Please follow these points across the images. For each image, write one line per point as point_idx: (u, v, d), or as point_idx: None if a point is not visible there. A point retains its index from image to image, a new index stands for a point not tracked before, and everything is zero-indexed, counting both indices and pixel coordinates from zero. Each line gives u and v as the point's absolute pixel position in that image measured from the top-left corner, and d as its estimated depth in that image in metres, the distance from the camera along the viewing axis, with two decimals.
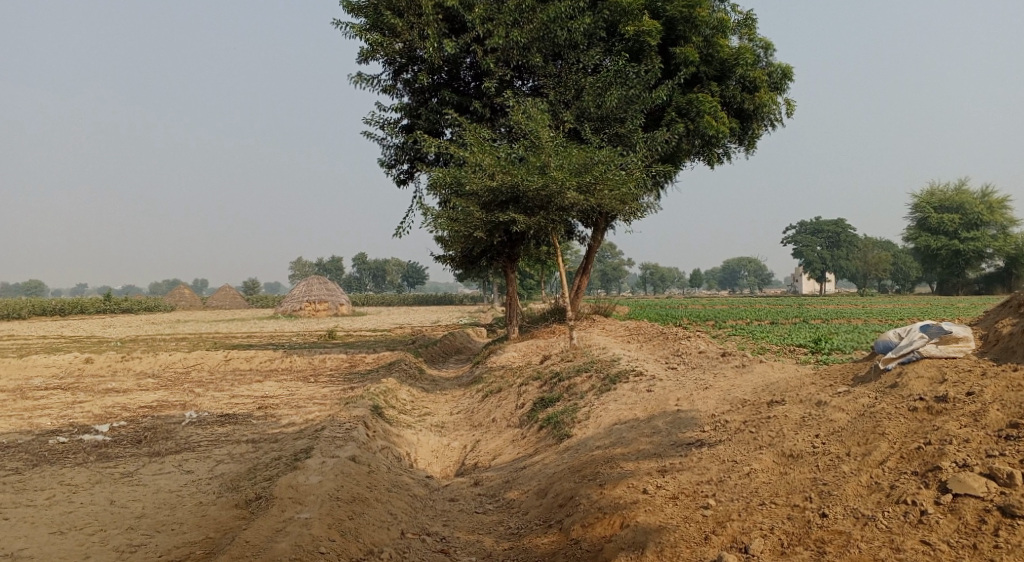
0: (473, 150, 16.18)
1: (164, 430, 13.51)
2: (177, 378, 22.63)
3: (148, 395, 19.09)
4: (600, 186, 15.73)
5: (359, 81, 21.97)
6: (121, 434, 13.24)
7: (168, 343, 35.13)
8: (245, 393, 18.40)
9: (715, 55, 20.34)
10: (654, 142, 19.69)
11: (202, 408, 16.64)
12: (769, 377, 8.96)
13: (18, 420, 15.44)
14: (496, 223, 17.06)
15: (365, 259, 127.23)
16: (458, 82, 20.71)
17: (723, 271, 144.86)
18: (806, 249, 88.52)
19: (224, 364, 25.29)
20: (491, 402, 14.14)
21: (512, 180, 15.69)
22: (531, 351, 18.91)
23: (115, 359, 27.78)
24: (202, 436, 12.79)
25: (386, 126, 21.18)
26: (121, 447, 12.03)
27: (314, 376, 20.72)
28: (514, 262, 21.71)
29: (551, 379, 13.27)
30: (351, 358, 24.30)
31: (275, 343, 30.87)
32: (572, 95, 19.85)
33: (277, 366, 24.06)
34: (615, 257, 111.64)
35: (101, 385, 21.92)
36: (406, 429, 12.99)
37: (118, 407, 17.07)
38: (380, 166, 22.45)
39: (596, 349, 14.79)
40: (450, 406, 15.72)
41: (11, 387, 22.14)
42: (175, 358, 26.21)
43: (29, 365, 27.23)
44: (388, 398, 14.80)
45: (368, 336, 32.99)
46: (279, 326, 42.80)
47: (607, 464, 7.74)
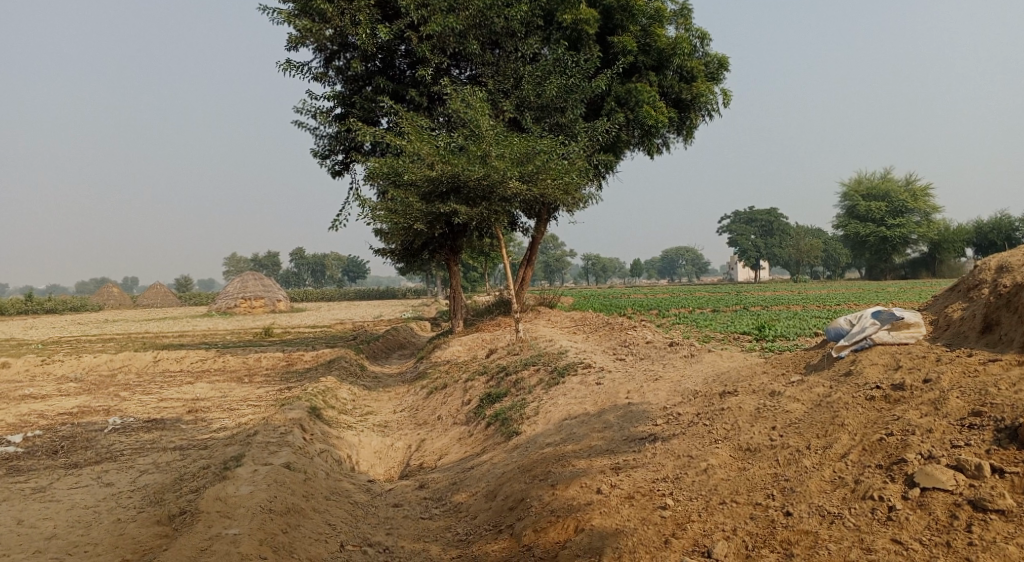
0: (412, 139, 15.64)
1: (84, 439, 12.63)
2: (101, 382, 21.44)
3: (68, 401, 17.98)
4: (543, 175, 15.38)
5: (288, 68, 21.11)
6: (35, 445, 12.32)
7: (93, 345, 33.48)
8: (175, 396, 17.49)
9: (653, 45, 20.09)
10: (596, 131, 19.40)
11: (127, 413, 15.71)
12: (720, 366, 8.77)
13: None
14: (437, 214, 16.55)
15: (303, 253, 124.64)
16: (393, 70, 20.08)
17: (661, 260, 147.04)
18: (742, 238, 90.31)
19: (153, 366, 24.14)
20: (435, 399, 13.71)
21: (452, 169, 15.21)
22: (476, 345, 18.49)
23: (35, 363, 26.25)
24: (125, 444, 11.98)
25: (319, 116, 20.40)
26: (34, 459, 11.16)
27: (249, 376, 19.87)
28: (456, 254, 21.22)
29: (497, 374, 12.89)
30: (288, 356, 23.48)
31: (208, 342, 29.69)
32: (511, 83, 19.46)
33: (210, 366, 23.06)
34: (555, 247, 112.17)
35: (17, 392, 20.60)
36: (346, 430, 12.45)
37: (35, 415, 15.99)
38: (314, 157, 21.64)
39: (543, 341, 14.51)
40: (393, 404, 15.19)
41: None
42: (99, 361, 24.90)
43: None
44: (328, 397, 14.19)
45: (306, 332, 32.05)
46: (213, 324, 41.35)
47: (558, 463, 7.40)
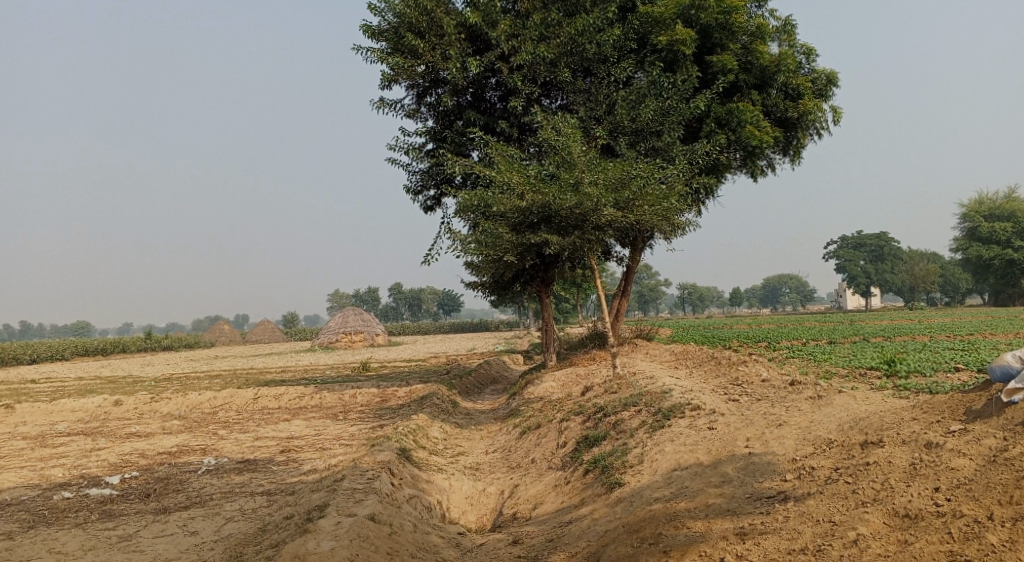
0: (500, 169, 15.15)
1: (177, 481, 12.47)
2: (203, 419, 21.71)
3: (170, 440, 18.16)
4: (640, 201, 14.54)
5: (381, 106, 21.16)
6: (131, 487, 12.25)
7: (202, 381, 34.47)
8: (270, 435, 17.36)
9: (755, 62, 19.06)
10: (696, 155, 18.39)
11: (223, 453, 15.62)
12: (854, 410, 7.62)
13: (30, 472, 14.55)
14: (527, 245, 15.95)
15: (401, 289, 126.97)
16: (483, 104, 19.74)
17: (763, 289, 141.94)
18: (849, 264, 85.81)
19: (253, 402, 24.37)
20: (529, 440, 12.91)
21: (543, 199, 14.58)
22: (571, 381, 17.60)
23: (145, 400, 27.02)
24: (216, 487, 11.72)
25: (410, 152, 20.29)
26: (127, 503, 11.01)
27: (343, 413, 19.64)
28: (548, 286, 20.55)
29: (595, 414, 11.98)
30: (382, 391, 23.21)
31: (307, 378, 29.94)
32: (604, 109, 18.81)
33: (307, 402, 23.04)
34: (651, 277, 110.15)
35: (125, 429, 21.08)
36: (436, 473, 11.80)
37: (137, 453, 16.12)
38: (406, 193, 21.54)
39: (643, 379, 13.53)
40: (485, 444, 14.47)
41: (35, 433, 21.42)
42: (203, 398, 25.37)
43: (58, 410, 26.60)
44: (418, 437, 13.63)
45: (402, 367, 31.91)
46: (314, 359, 42.03)
47: (670, 524, 6.49)
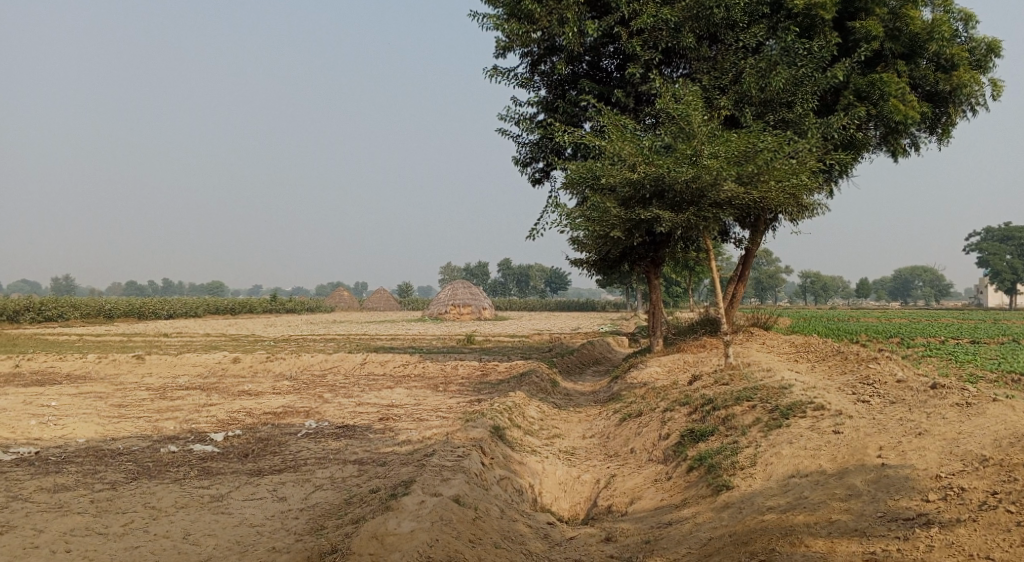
0: (612, 139, 14.39)
1: (276, 443, 12.56)
2: (311, 382, 22.16)
3: (277, 400, 18.55)
4: (767, 176, 13.43)
5: (494, 74, 20.72)
6: (232, 445, 12.42)
7: (316, 344, 35.58)
8: (371, 401, 17.41)
9: (905, 29, 17.27)
10: (830, 127, 17.10)
11: (324, 416, 15.73)
12: (1014, 424, 6.53)
13: (145, 423, 15.10)
14: (637, 221, 15.14)
15: (511, 264, 127.52)
16: (599, 73, 18.94)
17: (893, 282, 133.59)
18: (993, 258, 79.12)
19: (359, 368, 24.73)
20: (630, 428, 12.23)
21: (658, 171, 13.73)
22: (678, 367, 16.70)
23: (261, 360, 27.98)
24: (311, 452, 11.69)
25: (521, 122, 19.76)
26: (225, 461, 11.13)
27: (444, 384, 19.49)
28: (657, 266, 19.60)
29: (703, 406, 11.15)
30: (484, 365, 22.99)
31: (413, 347, 30.22)
32: (729, 79, 17.61)
33: (410, 371, 23.11)
34: (771, 264, 105.71)
35: (239, 387, 21.79)
36: (530, 455, 11.32)
37: (244, 411, 16.50)
38: (515, 164, 21.09)
39: (758, 371, 12.53)
40: (583, 428, 13.89)
41: (158, 385, 22.49)
42: (313, 360, 25.96)
43: (182, 364, 27.98)
44: (514, 415, 13.19)
45: (506, 342, 31.68)
46: (423, 329, 42.58)
47: (786, 540, 5.71)
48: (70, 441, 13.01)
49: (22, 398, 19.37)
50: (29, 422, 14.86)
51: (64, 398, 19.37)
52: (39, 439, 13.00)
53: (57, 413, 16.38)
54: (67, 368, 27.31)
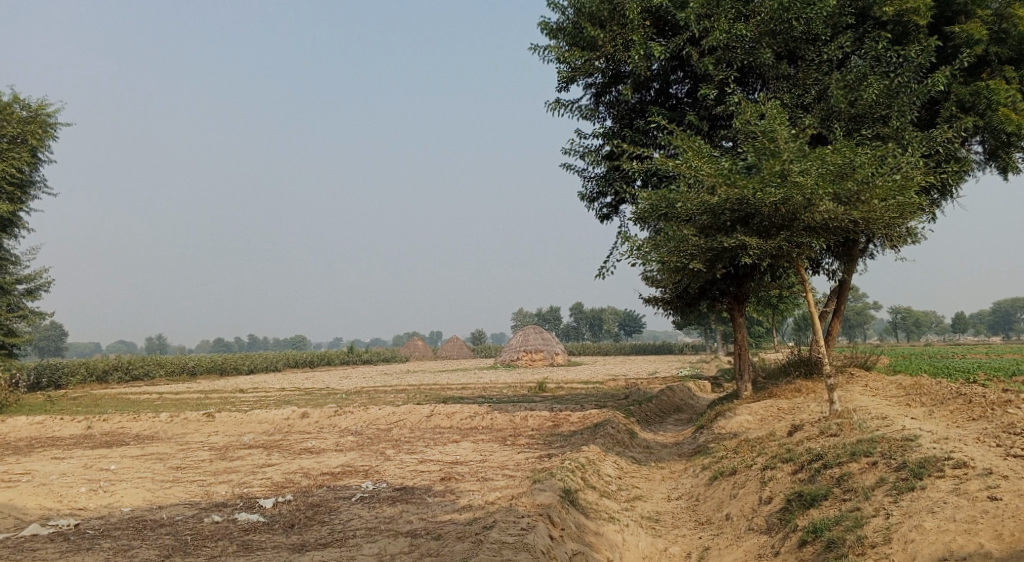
0: (687, 160, 13.12)
1: (327, 510, 11.44)
2: (376, 436, 21.12)
3: (337, 457, 17.51)
4: (868, 193, 12.09)
5: (557, 108, 19.77)
6: (279, 513, 11.38)
7: (387, 395, 34.79)
8: (435, 457, 16.13)
9: (1012, 31, 15.58)
10: (931, 142, 15.51)
11: (384, 476, 14.56)
12: None
13: (198, 487, 14.23)
14: (719, 251, 13.68)
15: (584, 309, 125.59)
16: (668, 99, 17.74)
17: (992, 315, 125.61)
18: None
19: (426, 419, 23.61)
20: (722, 490, 10.68)
21: (740, 191, 12.34)
22: (771, 416, 14.94)
23: (329, 413, 27.20)
24: (362, 521, 10.52)
25: (586, 155, 18.67)
26: (267, 534, 10.04)
27: (513, 436, 18.07)
28: (741, 303, 18.02)
29: (811, 463, 9.54)
30: (555, 415, 21.55)
31: (484, 396, 28.98)
32: (813, 96, 16.20)
33: (478, 423, 21.79)
34: (858, 300, 100.84)
35: (302, 444, 20.90)
36: (608, 522, 9.90)
37: (301, 472, 15.48)
38: (580, 200, 19.94)
39: (872, 422, 10.84)
40: (667, 487, 12.30)
41: (222, 443, 21.83)
42: (380, 413, 24.97)
43: (250, 421, 27.43)
44: (588, 474, 11.74)
45: (580, 389, 30.05)
46: (496, 377, 41.38)
47: None
48: (114, 509, 12.19)
49: (85, 460, 18.88)
50: (81, 488, 14.17)
51: (125, 460, 18.79)
52: (83, 508, 12.25)
53: (113, 477, 15.75)
54: (138, 428, 27.07)
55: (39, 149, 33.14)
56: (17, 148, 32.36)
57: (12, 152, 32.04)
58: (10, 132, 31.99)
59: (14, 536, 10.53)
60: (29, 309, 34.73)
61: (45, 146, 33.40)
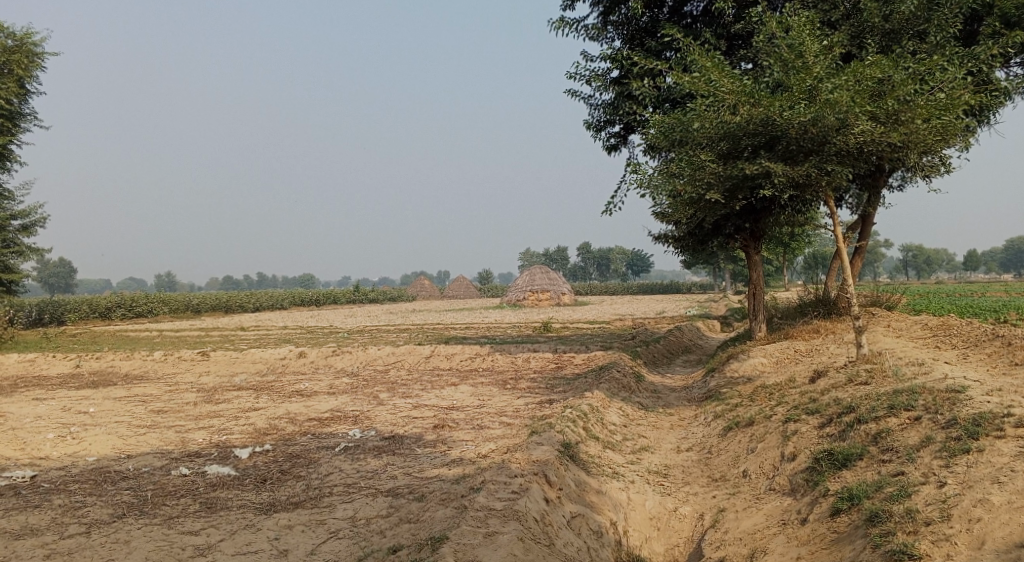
0: (704, 77, 11.70)
1: (306, 460, 10.47)
2: (371, 377, 20.19)
3: (329, 399, 16.60)
4: (909, 113, 10.81)
5: (561, 27, 18.15)
6: (254, 464, 10.40)
7: (388, 335, 33.91)
8: (430, 402, 14.39)
9: None
10: (974, 60, 13.95)
11: (373, 423, 12.92)
12: None
13: (175, 434, 13.24)
14: (738, 182, 12.34)
15: (591, 248, 124.22)
16: (681, 16, 16.14)
17: (1005, 254, 124.00)
18: None
19: (425, 359, 22.65)
20: (739, 443, 9.64)
21: (765, 111, 11.01)
22: (788, 359, 13.91)
23: (327, 353, 26.27)
24: (342, 473, 9.53)
25: (593, 79, 17.14)
26: (235, 491, 9.06)
27: (515, 379, 17.02)
28: (757, 239, 16.82)
29: (841, 416, 8.47)
30: (558, 356, 20.57)
31: (487, 336, 28.04)
32: (843, 10, 14.61)
33: (478, 364, 20.84)
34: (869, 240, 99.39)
35: (294, 385, 19.99)
36: (613, 479, 8.90)
37: (287, 415, 14.55)
38: (586, 129, 18.48)
39: (909, 369, 9.74)
40: (677, 437, 11.26)
41: (213, 385, 20.93)
42: (378, 354, 23.84)
43: (247, 361, 26.53)
44: (591, 424, 10.69)
45: (585, 329, 29.03)
46: (501, 316, 40.42)
47: None
48: (79, 459, 11.25)
49: (65, 403, 17.96)
50: (49, 434, 13.18)
51: (107, 403, 17.86)
52: (46, 458, 11.32)
53: (90, 422, 14.84)
54: (129, 368, 26.20)
55: (27, 78, 31.42)
56: (4, 78, 30.73)
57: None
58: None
59: None
60: (25, 245, 32.79)
61: (32, 75, 31.66)
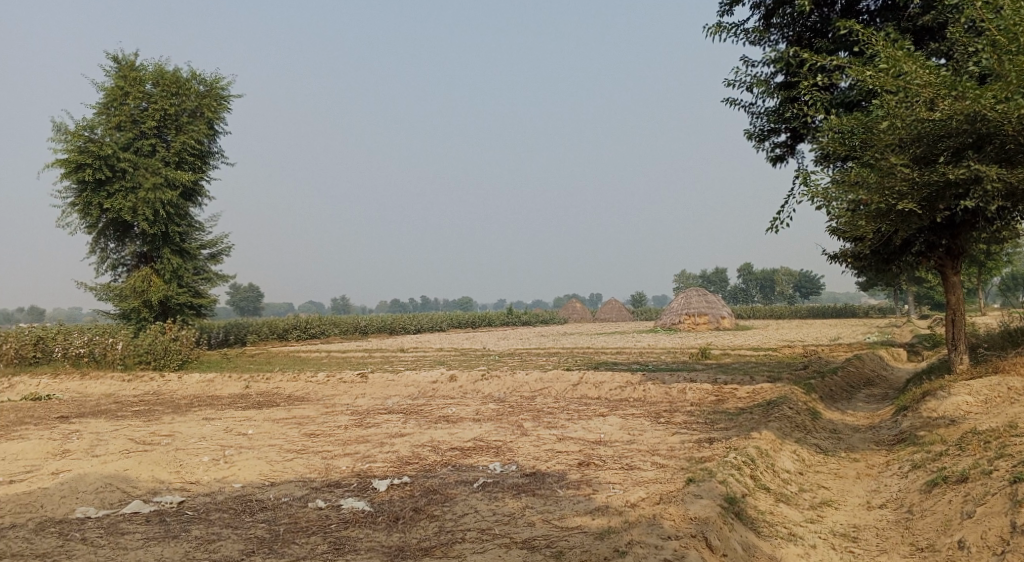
0: (893, 71, 10.14)
1: (442, 496, 9.79)
2: (518, 405, 19.45)
3: (474, 426, 15.99)
4: None
5: (718, 31, 16.81)
6: (389, 500, 9.84)
7: (539, 359, 33.22)
8: (576, 435, 13.37)
9: None
10: None
11: (515, 456, 12.09)
12: None
13: (320, 459, 13.05)
14: (938, 192, 10.53)
15: (754, 269, 118.40)
16: (858, 9, 14.39)
17: None
18: None
19: (574, 386, 21.63)
20: (949, 505, 7.91)
21: (972, 104, 9.34)
22: (1001, 398, 11.72)
23: (476, 377, 25.90)
24: (478, 515, 8.74)
25: (756, 85, 15.67)
26: (366, 531, 8.50)
27: (670, 412, 15.63)
28: (956, 258, 14.59)
29: None
30: (719, 387, 18.90)
31: (640, 363, 26.60)
32: None
33: (630, 394, 19.56)
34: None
35: (441, 411, 19.62)
36: (788, 543, 7.50)
37: (430, 443, 14.04)
38: (747, 139, 16.93)
39: None
40: (864, 489, 9.58)
41: (364, 409, 21.00)
42: (526, 380, 23.12)
43: (400, 383, 26.68)
44: (759, 471, 9.27)
45: (748, 356, 26.85)
46: (655, 341, 38.66)
47: None
48: (226, 485, 11.23)
49: (228, 424, 18.52)
50: (204, 457, 13.41)
51: (265, 425, 18.26)
52: (196, 482, 11.40)
53: (244, 445, 15.06)
54: (292, 389, 27.08)
55: (215, 119, 33.80)
56: (195, 120, 33.27)
57: (190, 123, 32.94)
58: (188, 106, 32.84)
59: (113, 514, 9.68)
60: (213, 271, 35.01)
61: (219, 117, 34.01)
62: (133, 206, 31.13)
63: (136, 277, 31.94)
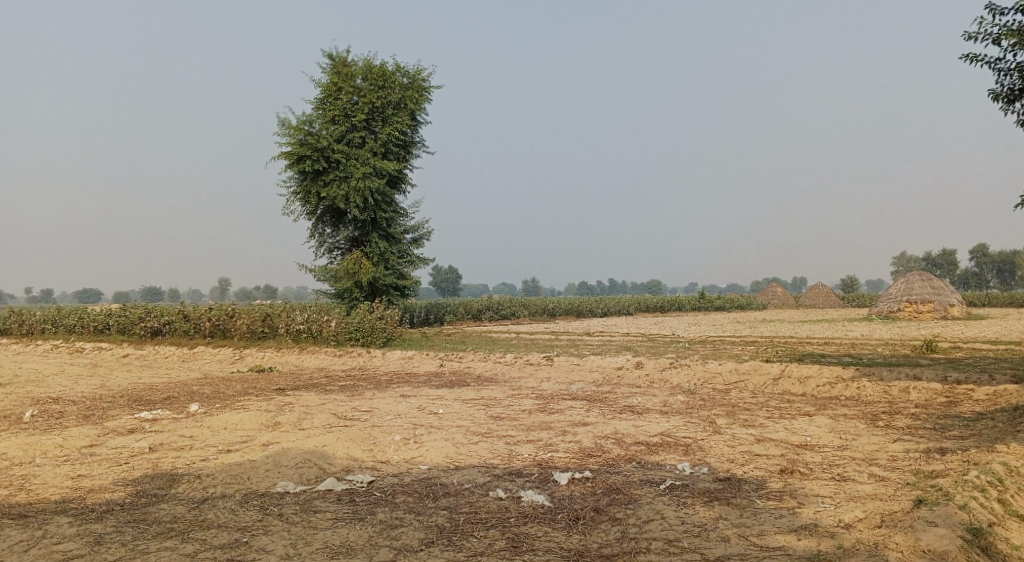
0: None
1: (627, 496, 9.20)
2: (711, 397, 18.31)
3: (663, 418, 15.19)
4: None
5: None
6: (571, 495, 9.40)
7: (735, 347, 31.41)
8: (777, 436, 12.16)
9: None
10: None
11: (708, 455, 11.18)
12: None
13: (503, 445, 12.90)
14: None
15: (988, 251, 105.28)
16: None
17: None
18: None
19: (774, 378, 20.05)
20: None
21: None
22: None
23: (666, 364, 24.91)
24: (665, 521, 8.06)
25: (1005, 35, 13.36)
26: (545, 529, 8.11)
27: (888, 414, 13.87)
28: None
29: None
30: (948, 387, 16.59)
31: (850, 355, 24.22)
32: None
33: (840, 391, 17.73)
34: None
35: (629, 399, 18.94)
36: None
37: (616, 434, 13.46)
38: (991, 99, 14.56)
39: None
40: None
41: (551, 393, 20.82)
42: (721, 370, 21.80)
43: (588, 368, 26.28)
44: (1011, 495, 7.74)
45: (982, 351, 23.55)
46: (868, 331, 35.22)
47: None
48: (413, 466, 11.36)
49: (421, 402, 19.05)
50: (395, 435, 13.75)
51: (455, 405, 18.60)
52: (385, 462, 11.64)
53: (433, 425, 15.33)
54: (483, 369, 27.60)
55: (418, 110, 35.17)
56: (400, 112, 34.78)
57: (395, 115, 34.47)
58: (393, 98, 34.39)
59: (309, 490, 10.07)
60: (416, 255, 36.68)
61: (421, 107, 35.35)
62: (346, 195, 33.11)
63: (350, 260, 33.97)
